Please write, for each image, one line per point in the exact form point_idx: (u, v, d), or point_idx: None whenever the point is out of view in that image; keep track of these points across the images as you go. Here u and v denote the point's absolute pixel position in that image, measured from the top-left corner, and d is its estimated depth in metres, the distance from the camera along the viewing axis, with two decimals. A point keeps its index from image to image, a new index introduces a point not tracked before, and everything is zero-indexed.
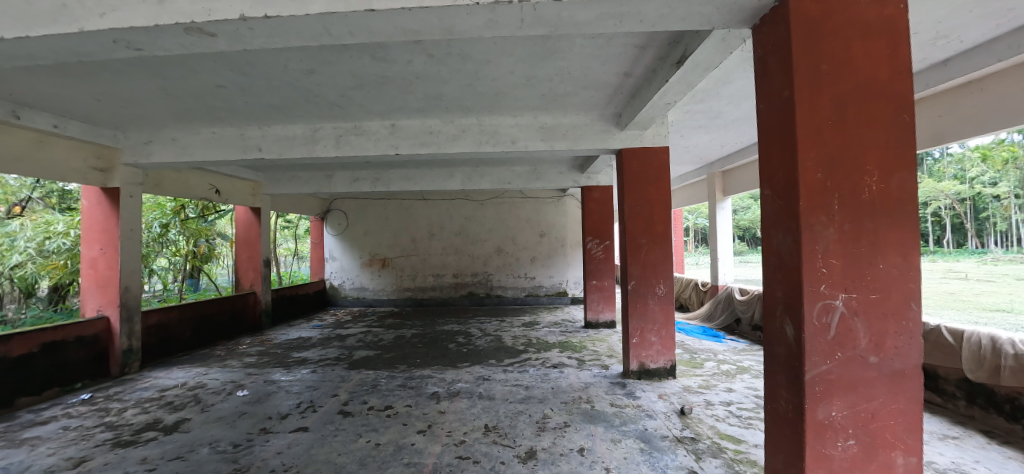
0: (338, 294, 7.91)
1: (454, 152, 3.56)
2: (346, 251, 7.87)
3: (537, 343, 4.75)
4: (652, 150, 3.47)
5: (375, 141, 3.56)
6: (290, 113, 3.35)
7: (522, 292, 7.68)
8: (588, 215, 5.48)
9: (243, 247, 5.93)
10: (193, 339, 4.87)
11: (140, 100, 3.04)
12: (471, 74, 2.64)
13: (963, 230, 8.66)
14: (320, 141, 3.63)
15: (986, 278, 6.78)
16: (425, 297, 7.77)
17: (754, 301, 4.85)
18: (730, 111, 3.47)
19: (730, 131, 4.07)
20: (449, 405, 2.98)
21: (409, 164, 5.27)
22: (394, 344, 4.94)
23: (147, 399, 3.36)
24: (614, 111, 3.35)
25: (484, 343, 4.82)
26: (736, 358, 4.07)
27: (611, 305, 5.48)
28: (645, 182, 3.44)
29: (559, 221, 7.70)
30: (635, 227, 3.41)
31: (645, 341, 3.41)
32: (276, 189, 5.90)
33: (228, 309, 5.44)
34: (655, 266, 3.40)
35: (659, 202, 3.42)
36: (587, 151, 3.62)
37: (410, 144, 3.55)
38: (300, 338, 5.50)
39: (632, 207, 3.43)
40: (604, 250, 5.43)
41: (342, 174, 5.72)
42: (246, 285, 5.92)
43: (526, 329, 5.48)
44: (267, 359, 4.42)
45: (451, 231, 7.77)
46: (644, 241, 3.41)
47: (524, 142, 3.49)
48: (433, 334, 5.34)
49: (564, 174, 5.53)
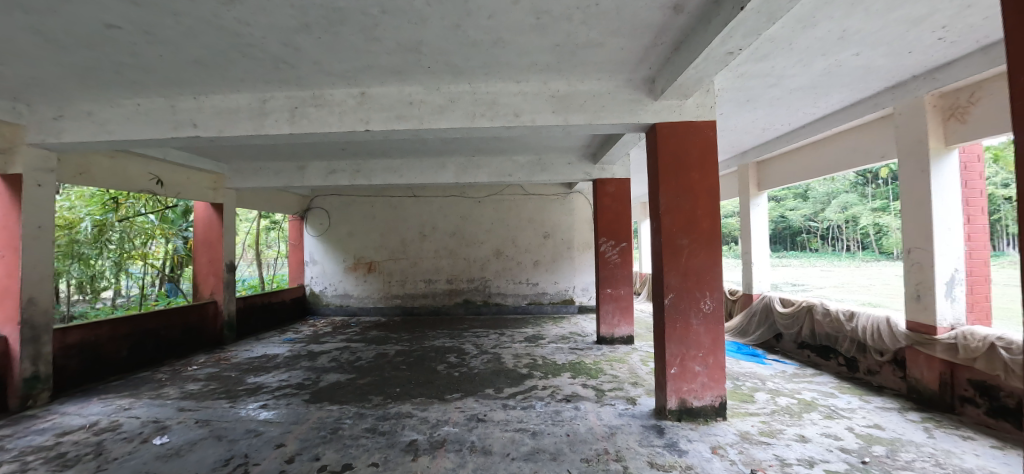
0: (319, 302, 7.11)
1: (441, 129, 2.78)
2: (328, 254, 7.08)
3: (544, 366, 3.94)
4: (695, 125, 2.66)
5: (339, 114, 2.78)
6: (225, 75, 2.56)
7: (524, 300, 6.90)
8: (601, 213, 4.69)
9: (202, 249, 5.14)
10: (130, 360, 4.07)
11: (16, 51, 2.26)
12: (458, 6, 1.86)
13: None
14: (270, 115, 2.84)
15: None
16: (415, 306, 6.98)
17: (800, 314, 4.07)
18: (794, 77, 2.70)
19: (782, 108, 3.30)
20: (430, 465, 2.18)
21: (392, 151, 4.47)
22: (372, 365, 4.14)
23: (33, 449, 2.54)
24: (647, 74, 2.57)
25: (480, 364, 4.02)
26: (791, 387, 3.29)
27: (627, 318, 4.69)
28: (686, 165, 2.64)
29: (565, 221, 6.93)
30: (674, 224, 2.62)
31: (687, 372, 2.62)
32: (240, 182, 5.10)
33: (179, 322, 4.64)
34: (700, 275, 2.61)
35: (705, 193, 2.63)
36: (610, 129, 2.84)
37: (383, 117, 2.75)
38: (265, 355, 4.68)
39: (669, 198, 2.63)
40: (622, 253, 4.65)
41: (316, 165, 4.94)
42: (205, 294, 5.13)
43: (530, 345, 4.67)
44: (214, 387, 3.62)
45: (444, 232, 6.98)
46: (686, 243, 2.61)
47: (531, 115, 2.70)
48: (421, 352, 4.53)
49: (574, 164, 4.72)
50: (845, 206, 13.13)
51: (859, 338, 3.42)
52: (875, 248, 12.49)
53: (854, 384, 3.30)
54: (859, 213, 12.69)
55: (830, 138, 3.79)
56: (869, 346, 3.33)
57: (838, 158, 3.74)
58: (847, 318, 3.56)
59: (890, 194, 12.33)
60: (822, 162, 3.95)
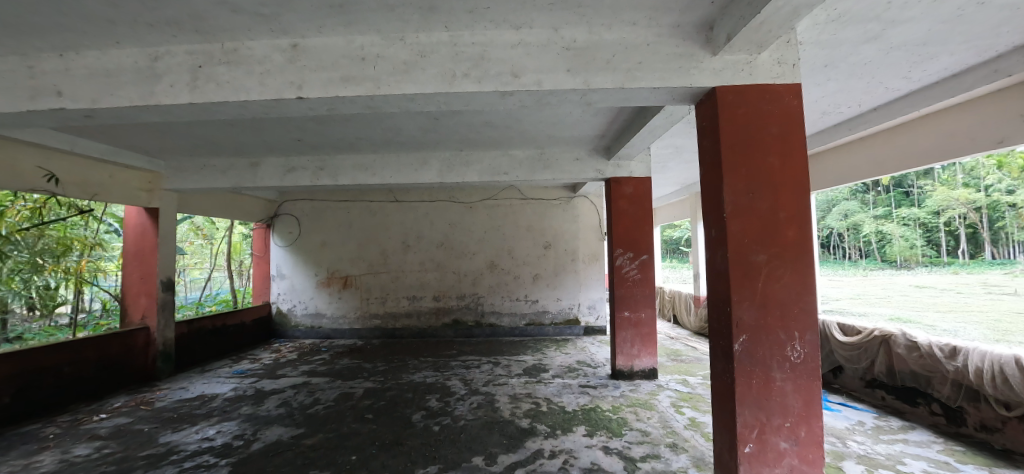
0: (286, 323, 6.19)
1: (407, 98, 1.94)
2: (298, 267, 6.18)
3: (549, 415, 3.04)
4: (773, 90, 1.85)
5: (259, 76, 1.93)
6: (79, 12, 1.70)
7: (522, 320, 6.04)
8: (618, 218, 3.84)
9: (134, 263, 4.25)
10: (15, 409, 3.13)
11: None
12: None
13: (1000, 235, 8.48)
14: (163, 79, 1.99)
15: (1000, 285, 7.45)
16: (397, 327, 6.08)
17: (871, 345, 3.24)
18: (910, 22, 1.89)
19: (863, 78, 2.51)
20: None
21: (359, 143, 3.61)
22: (330, 414, 3.23)
23: None
24: (709, 11, 1.74)
25: (467, 413, 3.13)
26: (886, 452, 2.43)
27: (649, 346, 3.82)
28: (760, 149, 1.82)
29: (569, 230, 6.09)
30: (746, 233, 1.79)
31: (768, 451, 1.77)
32: (181, 183, 4.21)
33: (93, 356, 3.72)
34: (786, 309, 1.77)
35: (788, 187, 1.81)
36: (647, 99, 2.00)
37: (321, 80, 1.90)
38: (200, 397, 3.75)
39: (738, 194, 1.80)
40: (642, 268, 3.80)
41: (270, 160, 4.07)
42: (135, 319, 4.23)
43: (531, 383, 3.77)
44: (108, 454, 2.69)
45: (430, 241, 6.12)
46: (764, 261, 1.78)
47: (535, 75, 1.86)
48: (395, 393, 3.62)
49: (583, 160, 3.89)
50: (847, 213, 12.78)
51: (967, 383, 2.58)
52: (875, 256, 11.87)
53: (967, 448, 2.44)
54: (861, 222, 12.24)
55: (912, 124, 3.00)
56: (987, 396, 2.47)
57: (922, 149, 2.94)
58: (947, 355, 2.71)
59: (890, 201, 11.66)
60: (897, 154, 3.16)
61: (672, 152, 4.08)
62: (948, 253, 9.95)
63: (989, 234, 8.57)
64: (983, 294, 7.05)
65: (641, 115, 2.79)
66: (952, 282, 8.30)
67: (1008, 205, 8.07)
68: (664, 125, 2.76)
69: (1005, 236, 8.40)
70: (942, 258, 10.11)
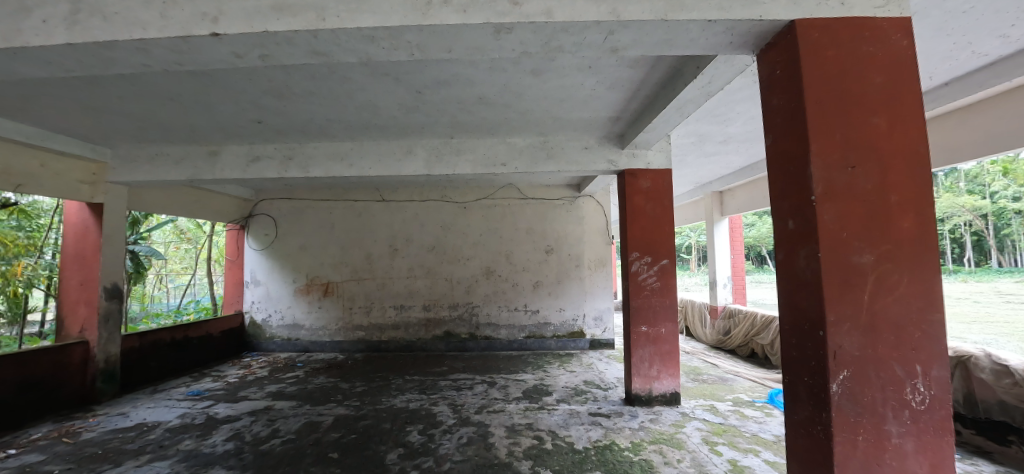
0: (260, 335, 5.60)
1: (365, 39, 1.40)
2: (275, 273, 5.61)
3: (556, 456, 2.46)
4: (872, 27, 1.32)
5: (161, 6, 1.40)
6: None
7: (521, 332, 5.47)
8: (634, 217, 3.30)
9: (74, 268, 3.68)
10: None
11: None
12: None
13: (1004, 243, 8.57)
14: (33, 13, 1.46)
15: (1012, 293, 7.18)
16: (383, 340, 5.50)
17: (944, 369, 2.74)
18: None
19: (951, 35, 2.00)
20: None
21: (330, 128, 3.08)
22: (286, 452, 2.64)
23: None
24: None
25: (454, 452, 2.55)
26: None
27: (669, 367, 3.26)
28: (859, 105, 1.29)
29: (573, 233, 5.56)
30: (844, 223, 1.25)
31: None
32: (130, 175, 3.64)
33: (13, 375, 3.13)
34: (905, 334, 1.23)
35: (900, 160, 1.28)
36: (693, 41, 1.47)
37: (246, 9, 1.36)
38: (139, 426, 3.15)
39: (831, 171, 1.26)
40: (662, 275, 3.25)
41: (231, 148, 3.52)
42: (74, 332, 3.66)
43: (531, 410, 3.19)
44: None
45: (421, 245, 5.57)
46: (871, 264, 1.25)
47: (542, 3, 1.33)
48: (370, 424, 3.03)
49: (592, 149, 3.36)
50: None
51: None
52: None
53: None
54: None
55: (995, 99, 2.48)
56: None
57: (1006, 130, 2.44)
58: None
59: None
60: (973, 138, 2.65)
61: (694, 142, 3.57)
62: (953, 260, 9.65)
63: (994, 242, 8.59)
64: (1001, 303, 6.73)
65: (670, 85, 2.27)
66: (963, 289, 7.90)
67: (1014, 212, 7.84)
68: (699, 97, 2.24)
69: (1009, 244, 8.49)
70: (946, 266, 9.80)
